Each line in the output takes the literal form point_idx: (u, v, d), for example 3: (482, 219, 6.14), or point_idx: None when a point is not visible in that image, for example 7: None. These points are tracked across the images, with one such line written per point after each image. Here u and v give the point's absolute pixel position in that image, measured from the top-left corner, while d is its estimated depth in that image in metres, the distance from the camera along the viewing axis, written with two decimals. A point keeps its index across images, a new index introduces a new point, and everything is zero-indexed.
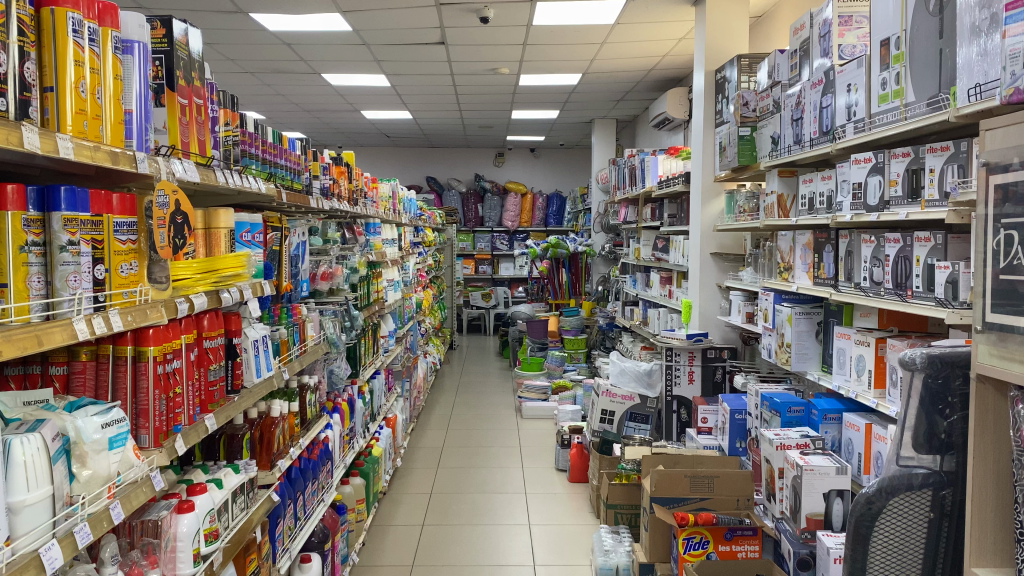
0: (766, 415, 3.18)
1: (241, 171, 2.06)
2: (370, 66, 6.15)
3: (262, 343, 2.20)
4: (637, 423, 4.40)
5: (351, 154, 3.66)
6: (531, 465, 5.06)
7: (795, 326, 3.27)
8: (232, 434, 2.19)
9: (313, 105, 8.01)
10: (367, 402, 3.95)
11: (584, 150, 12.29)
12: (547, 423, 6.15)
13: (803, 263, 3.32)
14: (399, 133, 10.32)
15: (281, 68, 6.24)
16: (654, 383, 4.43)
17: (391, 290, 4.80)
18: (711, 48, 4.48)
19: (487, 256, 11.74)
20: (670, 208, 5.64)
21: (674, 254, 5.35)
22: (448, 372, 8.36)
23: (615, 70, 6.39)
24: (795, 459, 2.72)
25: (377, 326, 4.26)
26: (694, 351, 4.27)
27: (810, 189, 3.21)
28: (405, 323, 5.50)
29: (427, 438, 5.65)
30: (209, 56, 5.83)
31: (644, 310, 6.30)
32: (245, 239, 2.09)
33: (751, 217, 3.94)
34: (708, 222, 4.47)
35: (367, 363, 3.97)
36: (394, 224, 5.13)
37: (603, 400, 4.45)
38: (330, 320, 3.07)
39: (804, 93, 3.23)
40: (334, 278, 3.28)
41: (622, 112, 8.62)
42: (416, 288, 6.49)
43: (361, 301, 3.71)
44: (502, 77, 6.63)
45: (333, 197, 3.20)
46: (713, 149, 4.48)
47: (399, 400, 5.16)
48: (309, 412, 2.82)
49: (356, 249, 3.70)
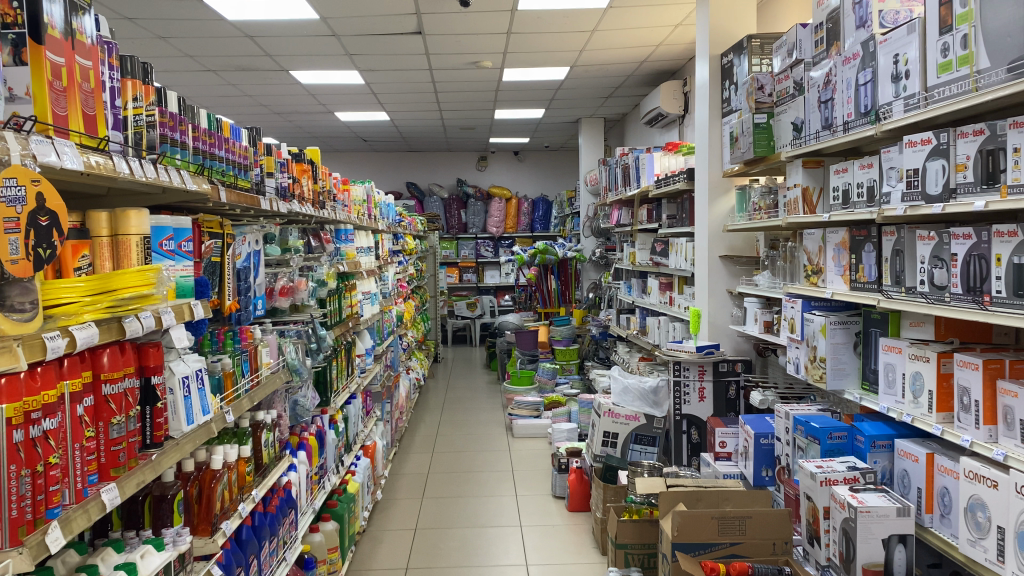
0: (801, 442, 2.75)
1: (160, 161, 1.60)
2: (342, 61, 5.71)
3: (196, 380, 1.75)
4: (642, 446, 3.98)
5: (316, 151, 3.22)
6: (526, 493, 4.61)
7: (830, 338, 2.84)
8: (160, 496, 1.74)
9: (283, 107, 7.56)
10: (341, 433, 3.52)
11: (569, 153, 11.89)
12: (540, 443, 5.72)
13: (836, 264, 2.90)
14: (377, 137, 9.87)
15: (246, 65, 5.78)
16: (661, 402, 4.00)
17: (367, 303, 4.35)
18: (715, 30, 4.05)
19: (471, 264, 11.33)
20: (668, 208, 5.24)
21: (675, 258, 4.94)
22: (433, 387, 7.91)
23: (604, 62, 5.98)
24: (844, 499, 2.29)
25: (351, 345, 3.82)
26: (705, 364, 3.84)
27: (845, 179, 2.80)
28: (384, 338, 5.04)
29: (410, 464, 5.19)
30: (165, 52, 5.37)
31: (642, 318, 5.87)
32: (165, 248, 1.63)
33: (768, 215, 3.52)
34: (717, 222, 4.05)
35: (341, 388, 3.54)
36: (370, 230, 4.69)
37: (604, 421, 4.01)
38: (291, 343, 2.64)
39: (835, 70, 2.81)
40: (299, 294, 2.82)
41: (610, 110, 8.22)
42: (397, 300, 6.07)
43: (331, 318, 3.27)
44: (483, 72, 6.21)
45: (293, 199, 2.74)
46: (720, 142, 4.04)
47: (379, 425, 4.71)
48: (266, 456, 2.38)
49: (324, 258, 3.26)
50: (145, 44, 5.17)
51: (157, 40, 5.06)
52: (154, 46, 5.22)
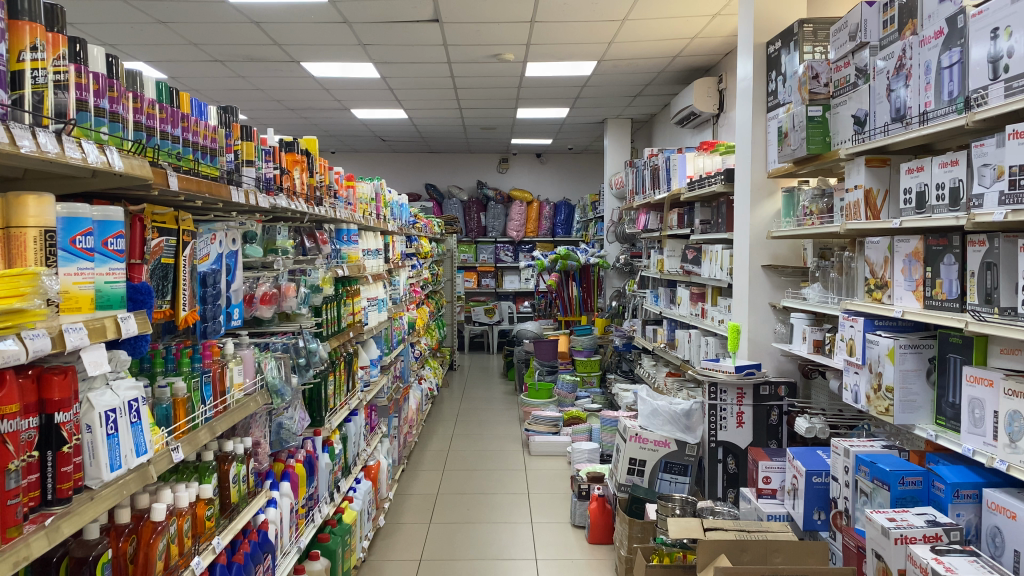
0: (866, 488, 2.34)
1: (75, 135, 1.24)
2: (354, 51, 5.37)
3: (127, 413, 1.39)
4: (673, 475, 3.59)
5: (312, 140, 2.86)
6: (541, 520, 4.22)
7: (899, 364, 2.43)
8: (81, 558, 1.37)
9: (297, 102, 7.25)
10: (338, 455, 3.17)
11: (594, 155, 11.49)
12: (559, 462, 5.34)
13: (906, 278, 2.50)
14: (395, 135, 9.54)
15: (254, 55, 5.46)
16: (694, 426, 3.60)
17: (374, 311, 3.99)
18: (761, 15, 3.66)
19: (490, 269, 10.97)
20: (702, 213, 4.85)
21: (709, 267, 4.55)
22: (448, 397, 7.55)
23: (634, 57, 5.60)
24: (925, 563, 1.88)
25: (352, 357, 3.46)
26: (744, 387, 3.50)
27: (919, 180, 2.40)
28: (393, 347, 4.69)
29: (419, 484, 4.81)
30: (167, 38, 5.05)
31: (671, 330, 5.48)
32: (80, 246, 1.26)
33: (822, 221, 3.12)
34: (760, 228, 3.65)
35: (339, 405, 3.18)
36: (378, 231, 4.33)
37: (631, 447, 3.62)
38: (273, 360, 2.28)
39: (909, 51, 2.41)
40: (287, 302, 2.47)
41: (638, 110, 7.83)
42: (409, 306, 5.71)
43: (327, 328, 2.91)
44: (506, 66, 5.85)
45: (281, 193, 2.39)
46: (764, 139, 3.64)
47: (385, 442, 4.35)
48: (235, 494, 2.01)
49: (320, 261, 2.90)
50: (146, 30, 4.85)
51: (157, 25, 4.74)
52: (155, 32, 4.90)
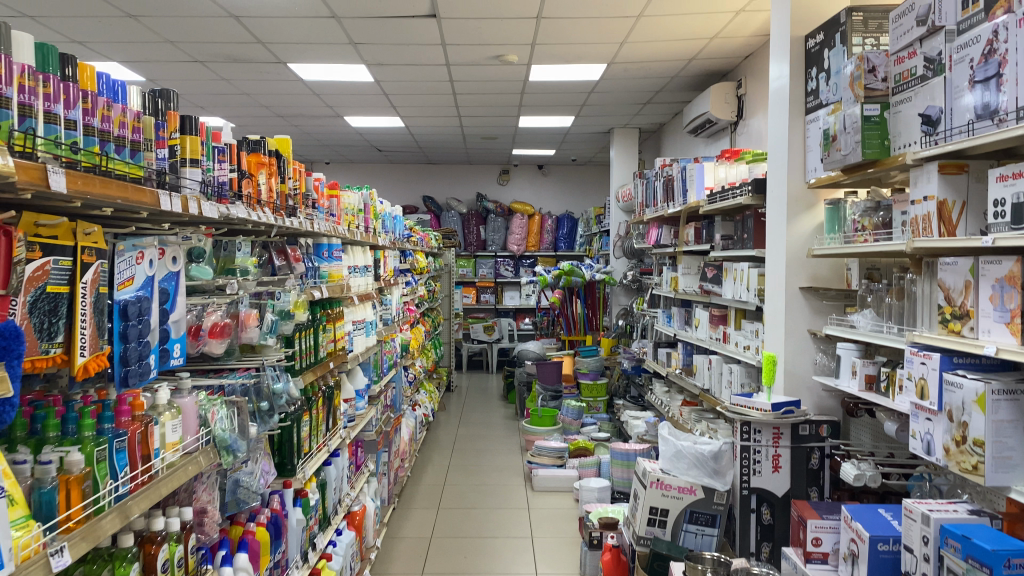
0: (956, 567, 1.88)
1: None
2: (345, 52, 4.97)
3: None
4: (699, 526, 3.15)
5: (285, 140, 2.44)
6: (546, 571, 3.77)
7: (991, 414, 1.98)
8: None
9: (286, 108, 6.84)
10: (313, 507, 2.74)
11: (598, 167, 11.10)
12: (565, 499, 4.89)
13: (994, 309, 2.05)
14: (391, 146, 9.13)
15: (237, 55, 5.06)
16: (724, 471, 3.15)
17: (361, 336, 3.56)
18: (799, 5, 3.25)
19: (489, 284, 10.57)
20: (723, 227, 4.43)
21: (733, 287, 4.13)
22: (444, 422, 7.10)
23: (647, 59, 5.20)
24: None
25: (333, 390, 3.03)
26: (781, 427, 3.08)
27: (1016, 189, 1.96)
28: (384, 373, 4.25)
29: (410, 525, 4.37)
30: (141, 35, 4.64)
31: (687, 355, 5.06)
32: None
33: (875, 237, 2.69)
34: (798, 246, 3.22)
35: (316, 449, 2.75)
36: (366, 246, 3.91)
37: (652, 494, 3.18)
38: (221, 407, 1.85)
39: (1002, 33, 1.96)
40: (247, 333, 2.04)
41: (647, 119, 7.44)
42: (402, 326, 5.28)
43: (300, 361, 2.48)
44: (508, 69, 5.44)
45: (240, 201, 1.97)
46: (803, 144, 3.22)
47: (372, 482, 3.90)
48: None
49: (293, 281, 2.48)
50: (116, 25, 4.45)
51: (127, 19, 4.33)
52: (127, 28, 4.50)
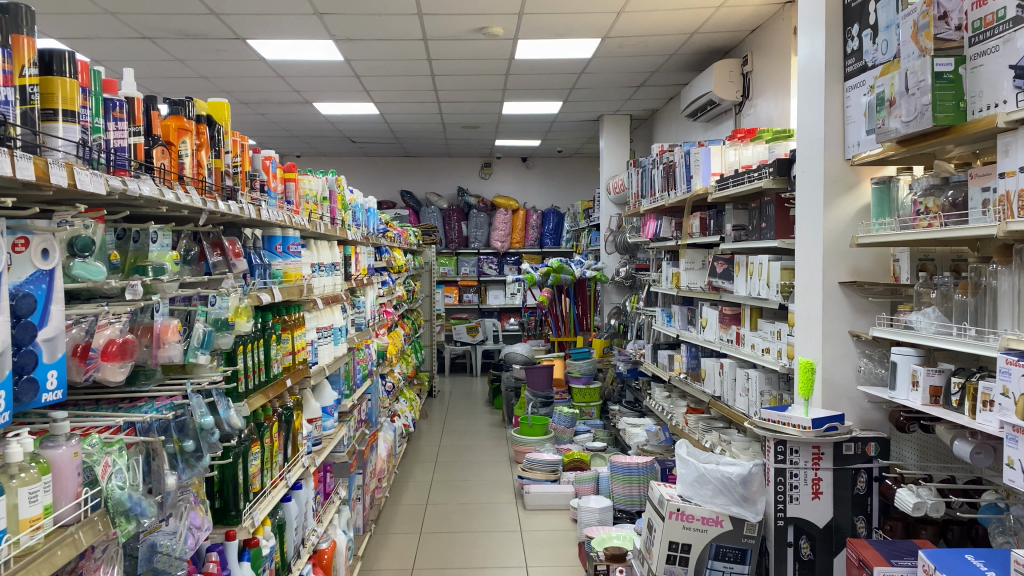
0: None
1: None
2: (310, 24, 4.47)
3: None
4: (727, 563, 2.68)
5: (222, 104, 1.98)
6: None
7: None
8: None
9: (249, 94, 6.31)
10: (267, 557, 2.24)
11: (585, 159, 10.64)
12: (561, 519, 4.41)
13: None
14: (366, 136, 8.62)
15: (189, 30, 4.54)
16: (754, 498, 2.68)
17: (328, 345, 3.06)
18: None
19: (472, 283, 10.11)
20: (735, 216, 3.98)
21: (748, 284, 3.68)
22: (426, 432, 6.61)
23: (644, 33, 4.74)
24: None
25: (291, 412, 2.52)
26: (822, 446, 2.62)
27: None
28: (357, 383, 3.76)
29: (388, 556, 3.86)
30: (77, 6, 4.12)
31: (693, 357, 4.60)
32: None
33: (944, 221, 2.23)
34: (838, 234, 2.76)
35: (270, 485, 2.25)
36: (334, 241, 3.40)
37: (671, 527, 2.69)
38: (117, 455, 1.35)
39: None
40: (166, 352, 1.57)
41: (639, 104, 6.97)
42: (378, 330, 4.79)
43: (246, 382, 1.98)
44: (493, 45, 4.95)
45: (149, 175, 1.48)
46: (841, 116, 2.77)
47: (344, 511, 3.41)
48: None
49: (234, 282, 2.00)
50: None
51: None
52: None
